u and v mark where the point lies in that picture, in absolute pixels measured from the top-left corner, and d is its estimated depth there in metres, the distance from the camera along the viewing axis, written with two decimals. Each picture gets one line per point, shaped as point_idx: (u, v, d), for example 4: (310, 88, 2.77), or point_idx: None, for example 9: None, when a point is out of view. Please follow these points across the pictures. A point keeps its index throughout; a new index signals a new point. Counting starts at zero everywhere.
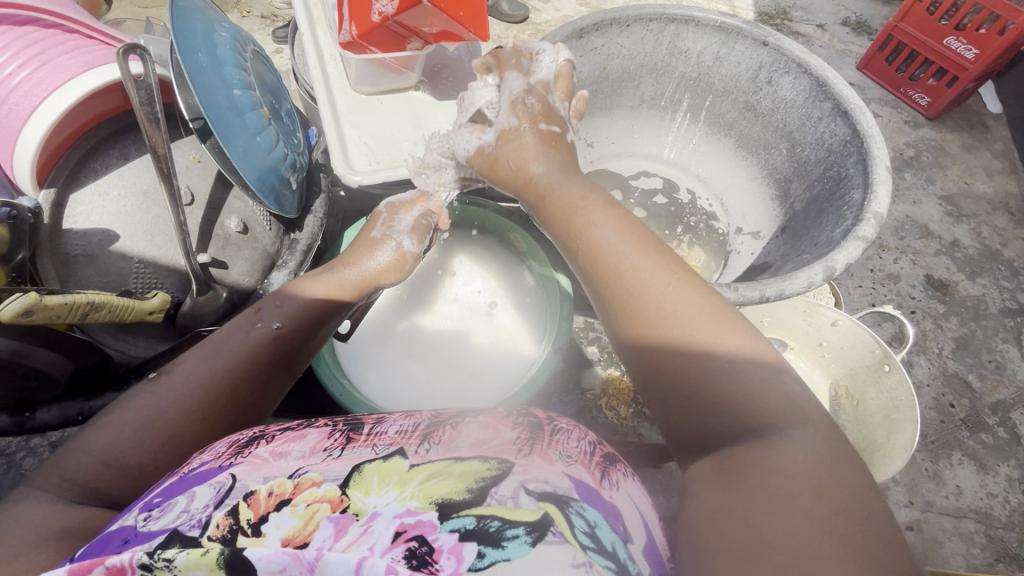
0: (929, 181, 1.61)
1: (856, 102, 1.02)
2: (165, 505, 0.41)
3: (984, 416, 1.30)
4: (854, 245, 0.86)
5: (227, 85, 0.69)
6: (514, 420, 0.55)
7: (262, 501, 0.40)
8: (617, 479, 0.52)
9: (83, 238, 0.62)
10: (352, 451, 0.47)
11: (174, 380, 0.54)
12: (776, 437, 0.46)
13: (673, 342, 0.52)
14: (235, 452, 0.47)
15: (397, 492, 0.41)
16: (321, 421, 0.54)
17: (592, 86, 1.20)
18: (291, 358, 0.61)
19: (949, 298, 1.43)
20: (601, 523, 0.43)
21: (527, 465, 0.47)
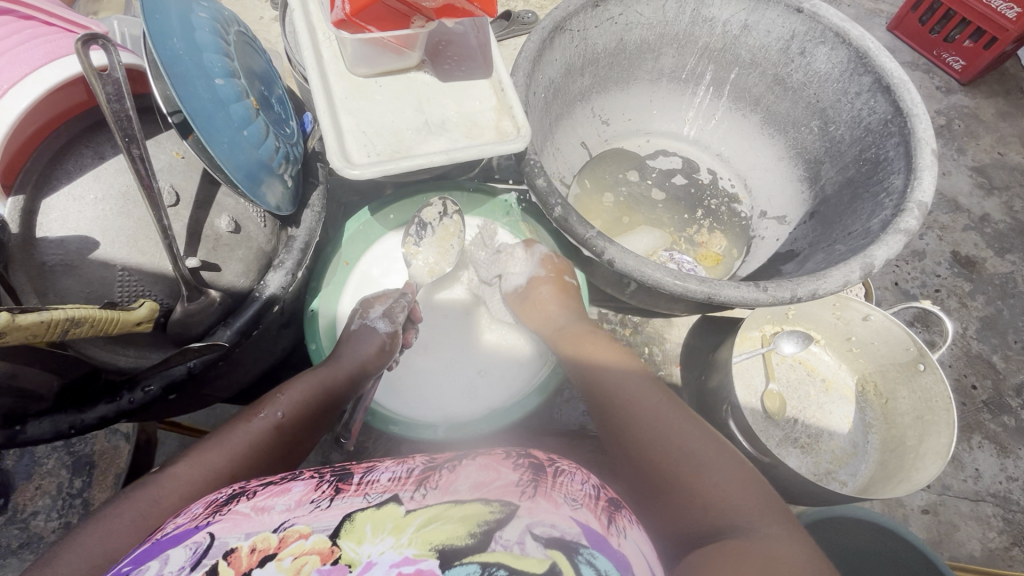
0: (960, 151, 1.51)
1: (900, 76, 0.94)
2: (135, 572, 0.39)
3: (1007, 398, 1.24)
4: (895, 238, 0.79)
5: (207, 74, 0.62)
6: (515, 461, 0.50)
7: (244, 557, 0.39)
8: (625, 526, 0.45)
9: (59, 247, 0.58)
10: (342, 501, 0.44)
11: (173, 470, 0.56)
12: (753, 535, 0.52)
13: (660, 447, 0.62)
14: (214, 510, 0.45)
15: (392, 539, 0.40)
16: (308, 472, 0.50)
17: (607, 58, 1.11)
18: (291, 447, 0.66)
19: (977, 276, 1.36)
20: (612, 573, 0.39)
21: (532, 508, 0.43)
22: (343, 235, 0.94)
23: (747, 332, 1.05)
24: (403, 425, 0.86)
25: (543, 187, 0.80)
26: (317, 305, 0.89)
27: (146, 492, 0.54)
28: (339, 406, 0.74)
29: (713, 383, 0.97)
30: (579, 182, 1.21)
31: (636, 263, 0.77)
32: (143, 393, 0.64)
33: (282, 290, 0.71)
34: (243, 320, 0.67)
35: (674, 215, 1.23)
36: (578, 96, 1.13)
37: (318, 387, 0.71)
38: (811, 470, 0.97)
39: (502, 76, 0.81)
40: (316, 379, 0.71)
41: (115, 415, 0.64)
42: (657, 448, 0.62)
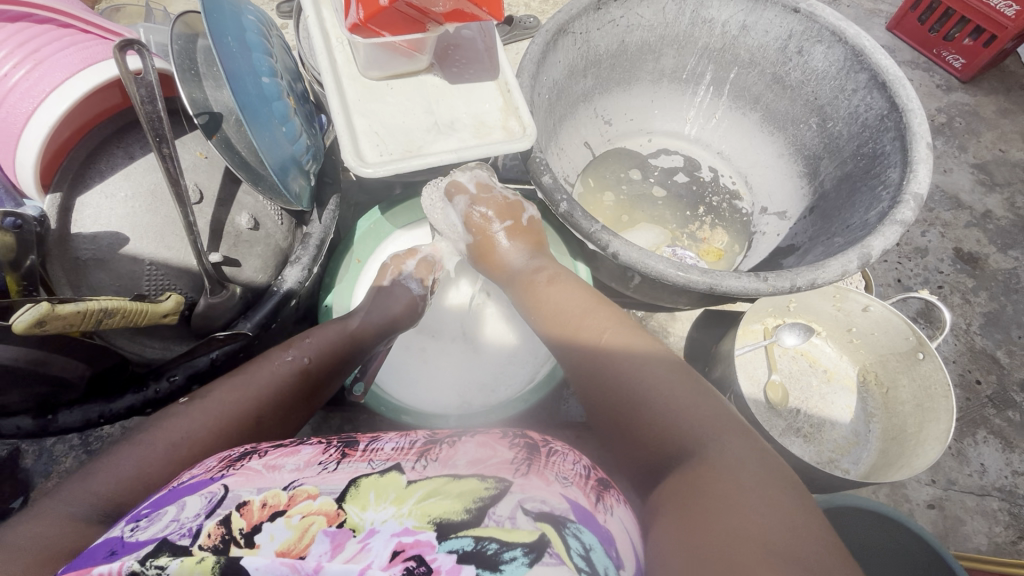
0: (961, 148, 1.53)
1: (896, 73, 0.96)
2: (153, 516, 0.42)
3: (1012, 393, 1.26)
4: (892, 229, 0.81)
5: (256, 72, 0.65)
6: (511, 440, 0.54)
7: (255, 511, 0.40)
8: (612, 503, 0.49)
9: (92, 242, 0.61)
10: (347, 465, 0.48)
11: (207, 405, 0.60)
12: (719, 452, 0.49)
13: (611, 379, 0.60)
14: (227, 465, 0.49)
15: (393, 510, 0.41)
16: (316, 440, 0.55)
17: (609, 60, 1.14)
18: (313, 392, 0.71)
19: (979, 272, 1.38)
20: (597, 547, 0.41)
21: (524, 485, 0.46)
22: (355, 233, 0.97)
23: (749, 325, 1.07)
24: (415, 416, 0.88)
25: (548, 184, 0.83)
26: (331, 299, 0.92)
27: (177, 426, 0.57)
28: (360, 356, 0.80)
29: (716, 374, 1.00)
30: (583, 180, 1.24)
31: (638, 256, 0.80)
32: (166, 383, 0.67)
33: (299, 284, 0.73)
34: (262, 313, 0.70)
35: (675, 213, 1.25)
36: (581, 97, 1.16)
37: (344, 338, 0.77)
38: (813, 459, 0.99)
39: (508, 77, 0.84)
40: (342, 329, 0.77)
41: (140, 405, 0.67)
42: (609, 377, 0.60)
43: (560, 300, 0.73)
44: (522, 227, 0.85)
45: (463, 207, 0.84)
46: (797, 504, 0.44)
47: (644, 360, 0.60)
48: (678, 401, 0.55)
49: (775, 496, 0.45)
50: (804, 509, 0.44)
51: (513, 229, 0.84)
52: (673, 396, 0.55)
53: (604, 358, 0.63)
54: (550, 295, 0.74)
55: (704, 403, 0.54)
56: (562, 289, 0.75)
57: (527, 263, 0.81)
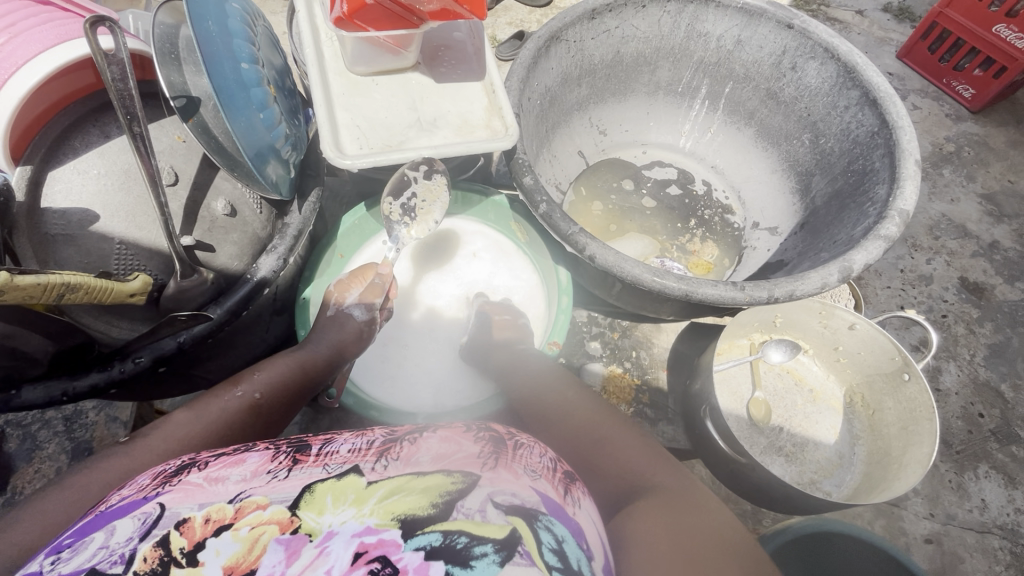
0: (969, 177, 1.51)
1: (887, 90, 0.95)
2: (77, 545, 0.37)
3: (1017, 428, 1.22)
4: (875, 243, 0.80)
5: (235, 58, 0.66)
6: (475, 433, 0.53)
7: (198, 528, 0.38)
8: (579, 496, 0.49)
9: (62, 217, 0.62)
10: (300, 471, 0.45)
11: (150, 442, 0.56)
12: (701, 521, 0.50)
13: (603, 440, 0.64)
14: (163, 481, 0.44)
15: (354, 510, 0.40)
16: (263, 443, 0.50)
17: (604, 70, 1.15)
18: (264, 425, 0.68)
19: (985, 302, 1.35)
20: (568, 539, 0.42)
21: (493, 478, 0.45)
22: (338, 228, 0.97)
23: (735, 339, 1.06)
24: (383, 412, 0.87)
25: (529, 184, 0.83)
26: (309, 293, 0.93)
27: (119, 463, 0.53)
28: (312, 391, 0.77)
29: (696, 387, 0.98)
30: (575, 188, 1.24)
31: (616, 259, 0.79)
32: (132, 365, 0.67)
33: (273, 274, 0.73)
34: (234, 300, 0.70)
35: (667, 224, 1.24)
36: (575, 107, 1.17)
37: (296, 370, 0.74)
38: (795, 479, 0.96)
39: (494, 79, 0.84)
40: (295, 361, 0.75)
41: (105, 384, 0.66)
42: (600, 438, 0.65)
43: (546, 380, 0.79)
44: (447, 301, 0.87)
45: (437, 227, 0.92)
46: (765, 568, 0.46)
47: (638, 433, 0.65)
48: (665, 474, 0.57)
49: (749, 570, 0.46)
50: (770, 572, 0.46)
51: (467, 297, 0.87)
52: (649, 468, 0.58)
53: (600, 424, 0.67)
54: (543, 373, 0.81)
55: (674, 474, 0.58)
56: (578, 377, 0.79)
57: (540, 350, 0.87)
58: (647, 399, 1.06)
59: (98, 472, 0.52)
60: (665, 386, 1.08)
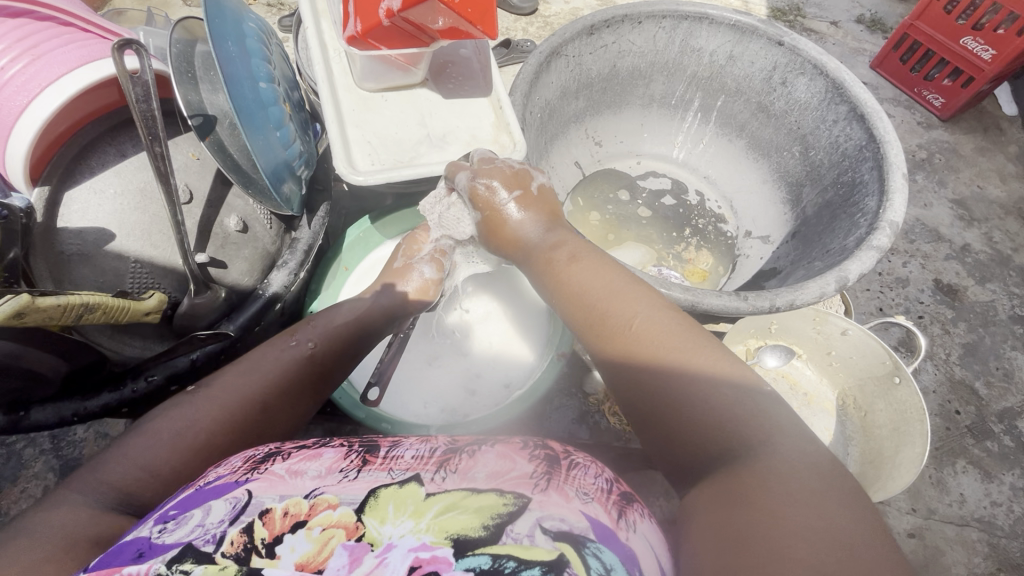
0: (941, 183, 1.58)
1: (874, 106, 1.00)
2: (181, 518, 0.40)
3: (990, 423, 1.28)
4: (868, 254, 0.84)
5: (254, 78, 0.67)
6: (530, 451, 0.52)
7: (277, 521, 0.39)
8: (635, 519, 0.47)
9: (78, 237, 0.61)
10: (368, 474, 0.46)
11: (211, 393, 0.57)
12: (768, 456, 0.45)
13: (641, 349, 0.55)
14: (251, 467, 0.47)
15: (412, 523, 0.40)
16: (338, 442, 0.53)
17: (600, 83, 1.18)
18: (323, 377, 0.66)
19: (958, 303, 1.41)
20: (617, 568, 0.39)
21: (543, 501, 0.44)
22: (343, 241, 0.97)
23: (732, 346, 1.09)
24: (395, 425, 0.89)
25: None
26: (317, 306, 0.93)
27: (185, 413, 0.55)
28: (370, 342, 0.73)
29: None
30: (572, 198, 1.26)
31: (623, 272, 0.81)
32: (143, 383, 0.66)
33: (284, 289, 0.73)
34: (246, 316, 0.70)
35: (661, 233, 1.28)
36: (572, 118, 1.19)
37: (351, 324, 0.70)
38: None
39: (501, 95, 0.86)
40: (350, 314, 0.71)
41: (116, 404, 0.66)
42: (634, 354, 0.55)
43: (595, 275, 0.63)
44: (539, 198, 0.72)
45: (465, 181, 0.72)
46: (850, 517, 0.40)
47: (680, 337, 0.54)
48: (721, 394, 0.49)
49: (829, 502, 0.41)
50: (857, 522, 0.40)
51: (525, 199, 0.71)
52: (715, 388, 0.50)
53: (630, 337, 0.56)
54: (590, 270, 0.64)
55: (747, 396, 0.49)
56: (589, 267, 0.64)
57: (546, 236, 0.69)
58: None
59: (165, 422, 0.54)
60: None
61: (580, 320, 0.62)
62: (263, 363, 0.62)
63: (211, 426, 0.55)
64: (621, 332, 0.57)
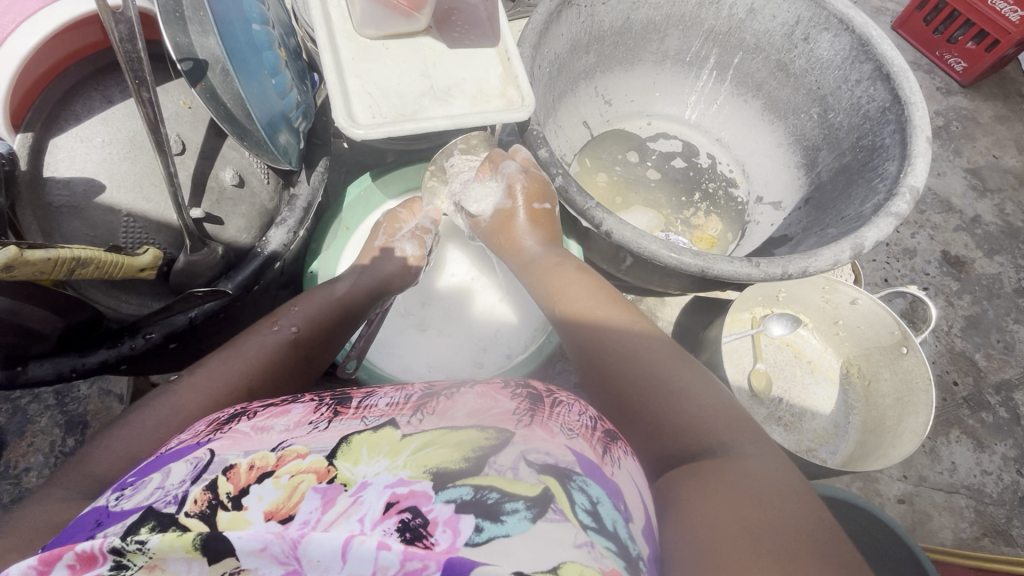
0: (956, 152, 1.53)
1: (900, 64, 0.95)
2: (139, 484, 0.40)
3: (987, 395, 1.28)
4: (886, 221, 0.81)
5: (246, 19, 0.63)
6: (512, 390, 0.53)
7: (243, 474, 0.39)
8: (619, 456, 0.49)
9: (66, 187, 0.60)
10: (339, 423, 0.46)
11: (196, 379, 0.57)
12: (737, 454, 0.49)
13: (621, 356, 0.61)
14: (215, 429, 0.46)
15: (387, 462, 0.40)
16: (308, 396, 0.52)
17: (612, 37, 1.12)
18: (306, 359, 0.68)
19: (964, 276, 1.39)
20: (604, 501, 0.41)
21: (527, 436, 0.45)
22: (344, 199, 0.95)
23: (737, 313, 1.07)
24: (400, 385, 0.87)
25: (545, 157, 0.81)
26: (316, 266, 0.91)
27: (170, 401, 0.54)
28: (351, 324, 0.76)
29: (703, 360, 1.00)
30: (579, 160, 1.22)
31: (634, 236, 0.79)
32: (143, 341, 0.65)
33: (284, 247, 0.71)
34: (245, 275, 0.68)
35: (671, 197, 1.24)
36: (582, 74, 1.14)
37: (333, 307, 0.73)
38: (792, 447, 0.99)
39: (508, 45, 0.82)
40: (329, 298, 0.74)
41: (116, 361, 0.65)
42: (615, 359, 0.61)
43: (575, 288, 0.72)
44: (548, 216, 0.82)
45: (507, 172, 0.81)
46: (818, 515, 0.44)
47: (657, 349, 0.61)
48: (692, 397, 0.55)
49: (792, 494, 0.46)
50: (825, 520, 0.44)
51: (537, 215, 0.82)
52: (692, 391, 0.56)
53: (613, 343, 0.63)
54: (573, 281, 0.74)
55: (719, 401, 0.55)
56: (580, 284, 0.73)
57: (543, 252, 0.80)
58: None
59: (148, 412, 0.53)
60: None
61: (571, 329, 0.68)
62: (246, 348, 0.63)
63: (197, 411, 0.54)
64: (605, 338, 0.64)
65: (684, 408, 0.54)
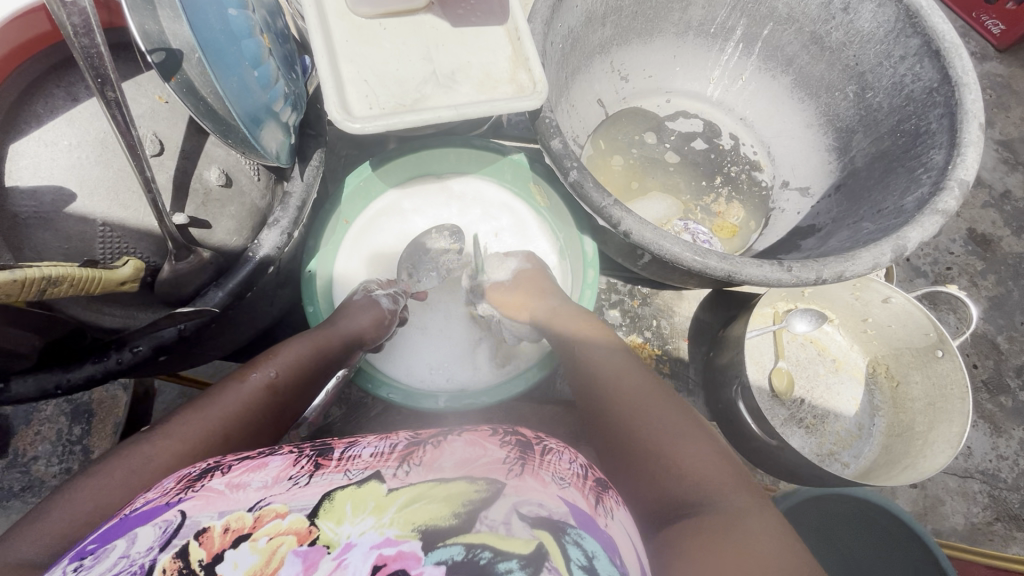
0: (988, 123, 1.43)
1: (953, 39, 0.86)
2: (100, 552, 0.37)
3: (1007, 378, 1.22)
4: (932, 219, 0.74)
5: (221, 3, 0.56)
6: (501, 438, 0.49)
7: (217, 538, 0.37)
8: (612, 506, 0.45)
9: (31, 197, 0.55)
10: (322, 477, 0.43)
11: (167, 426, 0.52)
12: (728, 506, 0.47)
13: (618, 400, 0.60)
14: (186, 486, 0.42)
15: (374, 519, 0.39)
16: (286, 447, 0.48)
17: (631, 7, 1.03)
18: (283, 410, 0.63)
19: (990, 255, 1.31)
20: (600, 554, 0.38)
21: (519, 486, 0.42)
22: (343, 190, 0.88)
23: (759, 309, 1.01)
24: (404, 394, 0.83)
25: (558, 148, 0.74)
26: (314, 266, 0.85)
27: (140, 448, 0.50)
28: (330, 370, 0.72)
29: (723, 361, 0.95)
30: (594, 142, 1.14)
31: (653, 237, 0.73)
32: (130, 355, 0.60)
33: (277, 251, 0.66)
34: (236, 281, 0.63)
35: (690, 182, 1.17)
36: (598, 49, 1.05)
37: (313, 351, 0.69)
38: (814, 451, 0.96)
39: (519, 23, 0.73)
40: (311, 341, 0.69)
41: (102, 375, 0.60)
42: (609, 403, 0.61)
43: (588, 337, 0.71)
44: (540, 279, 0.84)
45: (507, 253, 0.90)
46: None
47: (653, 396, 0.60)
48: (685, 446, 0.53)
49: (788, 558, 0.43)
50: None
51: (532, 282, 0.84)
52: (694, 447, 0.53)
53: (608, 386, 0.62)
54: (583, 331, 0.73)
55: (720, 455, 0.52)
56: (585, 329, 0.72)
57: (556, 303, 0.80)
58: (667, 369, 1.04)
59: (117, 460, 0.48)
60: (685, 356, 1.05)
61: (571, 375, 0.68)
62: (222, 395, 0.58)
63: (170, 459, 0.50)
64: (602, 381, 0.63)
65: (674, 455, 0.53)
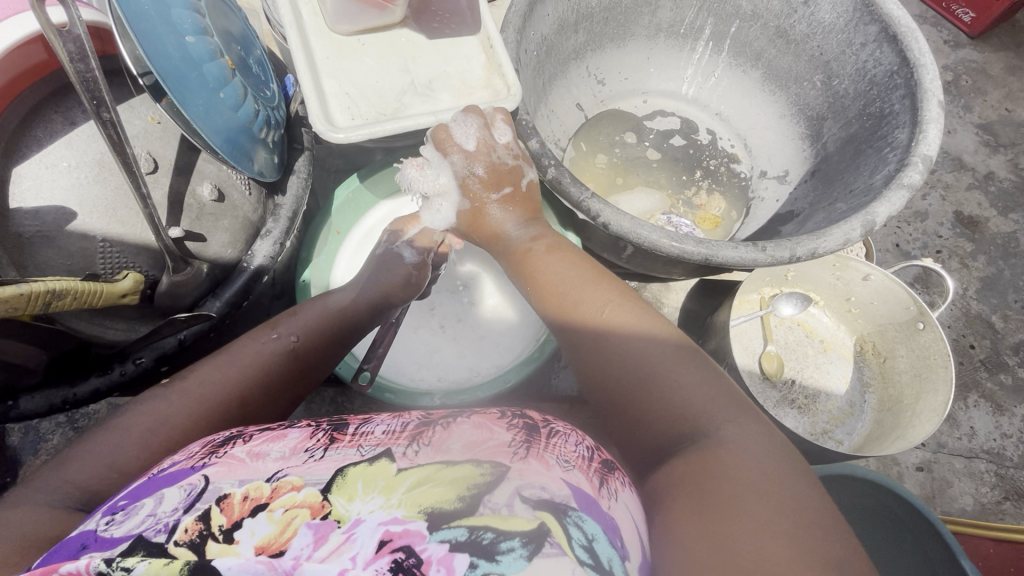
0: (966, 107, 1.47)
1: (907, 24, 0.90)
2: (130, 508, 0.39)
3: (1005, 356, 1.24)
4: (898, 194, 0.77)
5: (177, 31, 0.58)
6: (508, 421, 0.50)
7: (237, 505, 0.37)
8: (617, 487, 0.45)
9: (35, 217, 0.59)
10: (336, 452, 0.44)
11: (187, 386, 0.56)
12: (721, 440, 0.46)
13: (592, 327, 0.57)
14: (210, 452, 0.45)
15: (382, 499, 0.38)
16: (304, 421, 0.51)
17: (601, 13, 1.07)
18: (306, 371, 0.65)
19: (979, 236, 1.34)
20: (600, 536, 0.38)
21: (523, 470, 0.42)
22: (331, 203, 0.91)
23: (746, 295, 1.04)
24: (399, 394, 0.85)
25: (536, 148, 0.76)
26: (307, 276, 0.88)
27: (156, 408, 0.54)
28: (356, 336, 0.73)
29: (711, 347, 0.97)
30: (574, 144, 1.17)
31: (631, 226, 0.75)
32: (132, 366, 0.63)
33: (270, 260, 0.68)
34: (233, 291, 0.66)
35: (672, 177, 1.20)
36: (572, 55, 1.09)
37: (333, 315, 0.70)
38: (807, 430, 0.97)
39: (491, 32, 0.77)
40: (333, 307, 0.70)
41: (107, 389, 0.63)
42: (586, 333, 0.57)
43: (551, 270, 0.62)
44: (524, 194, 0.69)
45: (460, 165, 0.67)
46: (807, 496, 0.42)
47: (629, 321, 0.55)
48: (675, 377, 0.51)
49: (789, 484, 0.43)
50: (816, 503, 0.42)
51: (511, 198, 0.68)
52: (681, 377, 0.51)
53: (580, 313, 0.58)
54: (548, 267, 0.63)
55: (710, 381, 0.51)
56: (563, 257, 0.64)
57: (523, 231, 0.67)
58: None
59: (129, 427, 0.52)
60: None
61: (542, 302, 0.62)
62: (243, 355, 0.61)
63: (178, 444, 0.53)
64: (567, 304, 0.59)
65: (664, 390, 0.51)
